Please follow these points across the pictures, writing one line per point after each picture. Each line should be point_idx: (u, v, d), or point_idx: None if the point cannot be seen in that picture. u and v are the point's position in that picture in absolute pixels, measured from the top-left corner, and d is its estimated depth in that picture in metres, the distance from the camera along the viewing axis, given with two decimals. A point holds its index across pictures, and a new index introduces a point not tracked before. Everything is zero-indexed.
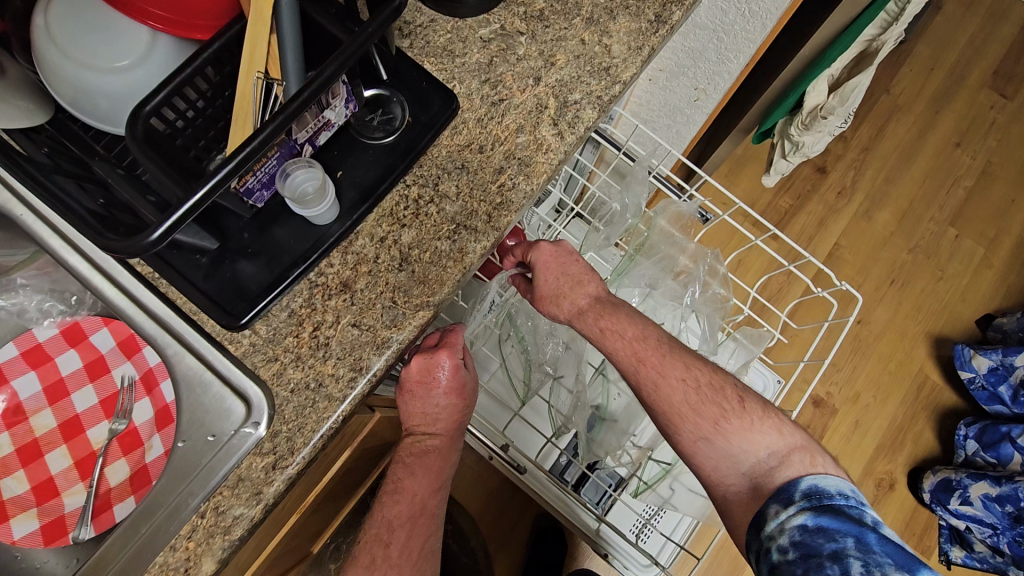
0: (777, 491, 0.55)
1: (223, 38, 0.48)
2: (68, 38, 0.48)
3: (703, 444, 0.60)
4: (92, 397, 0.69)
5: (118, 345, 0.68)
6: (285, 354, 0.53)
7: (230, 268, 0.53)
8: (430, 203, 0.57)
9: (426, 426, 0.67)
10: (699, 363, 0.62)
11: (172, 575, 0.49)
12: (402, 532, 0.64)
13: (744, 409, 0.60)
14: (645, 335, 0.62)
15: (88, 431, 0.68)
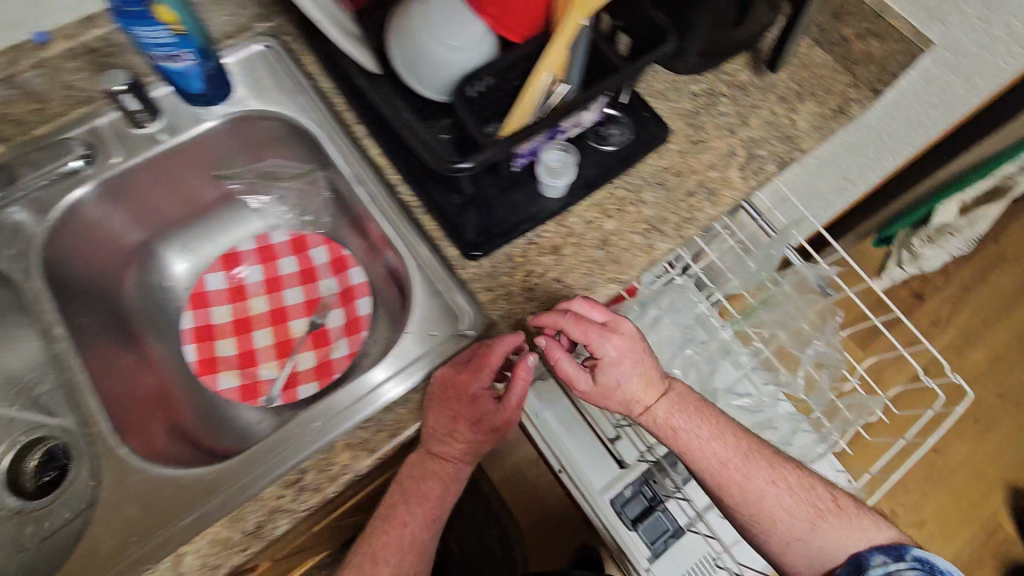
0: (884, 547, 0.63)
1: (531, 44, 0.63)
2: (425, 17, 0.62)
3: (794, 546, 0.66)
4: (300, 296, 0.83)
5: (330, 261, 0.83)
6: (499, 288, 0.65)
7: (478, 212, 0.67)
8: (631, 204, 0.70)
9: (443, 453, 0.60)
10: (790, 471, 0.68)
11: (384, 430, 0.59)
12: (395, 545, 0.60)
13: (839, 508, 0.66)
14: (722, 438, 0.67)
15: (291, 321, 0.82)
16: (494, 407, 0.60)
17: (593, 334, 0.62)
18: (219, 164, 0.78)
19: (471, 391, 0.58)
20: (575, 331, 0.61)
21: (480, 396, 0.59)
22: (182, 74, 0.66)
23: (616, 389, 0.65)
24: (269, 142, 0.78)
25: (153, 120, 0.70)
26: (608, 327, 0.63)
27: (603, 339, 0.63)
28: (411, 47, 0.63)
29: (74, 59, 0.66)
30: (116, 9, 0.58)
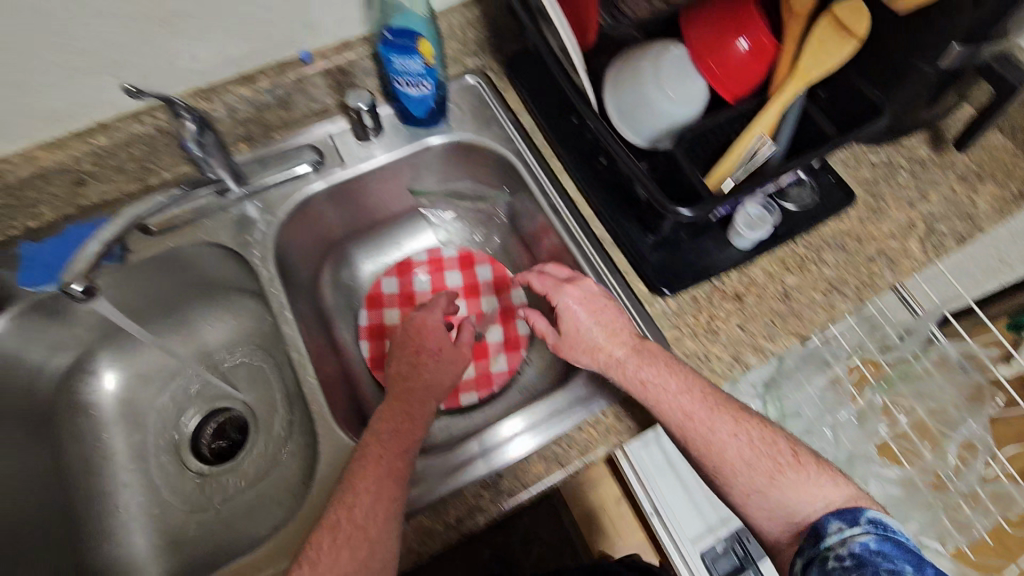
0: (839, 512, 0.54)
1: (745, 106, 0.67)
2: (655, 69, 0.67)
3: (756, 499, 0.59)
4: (463, 308, 0.87)
5: (493, 280, 0.88)
6: (684, 327, 0.68)
7: (669, 254, 0.70)
8: (813, 262, 0.73)
9: (417, 382, 0.65)
10: (752, 421, 0.61)
11: (576, 448, 0.62)
12: (373, 470, 0.57)
13: (799, 462, 0.58)
14: (688, 392, 0.60)
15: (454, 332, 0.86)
16: (422, 338, 0.68)
17: (551, 285, 0.68)
18: (423, 180, 0.85)
19: (429, 325, 0.69)
20: (542, 279, 0.69)
21: (426, 324, 0.69)
22: (410, 99, 0.73)
23: (581, 339, 0.65)
24: (477, 169, 0.84)
25: (375, 136, 0.78)
26: (566, 284, 0.67)
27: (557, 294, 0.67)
28: (635, 96, 0.68)
29: (327, 76, 0.74)
30: (385, 41, 0.67)
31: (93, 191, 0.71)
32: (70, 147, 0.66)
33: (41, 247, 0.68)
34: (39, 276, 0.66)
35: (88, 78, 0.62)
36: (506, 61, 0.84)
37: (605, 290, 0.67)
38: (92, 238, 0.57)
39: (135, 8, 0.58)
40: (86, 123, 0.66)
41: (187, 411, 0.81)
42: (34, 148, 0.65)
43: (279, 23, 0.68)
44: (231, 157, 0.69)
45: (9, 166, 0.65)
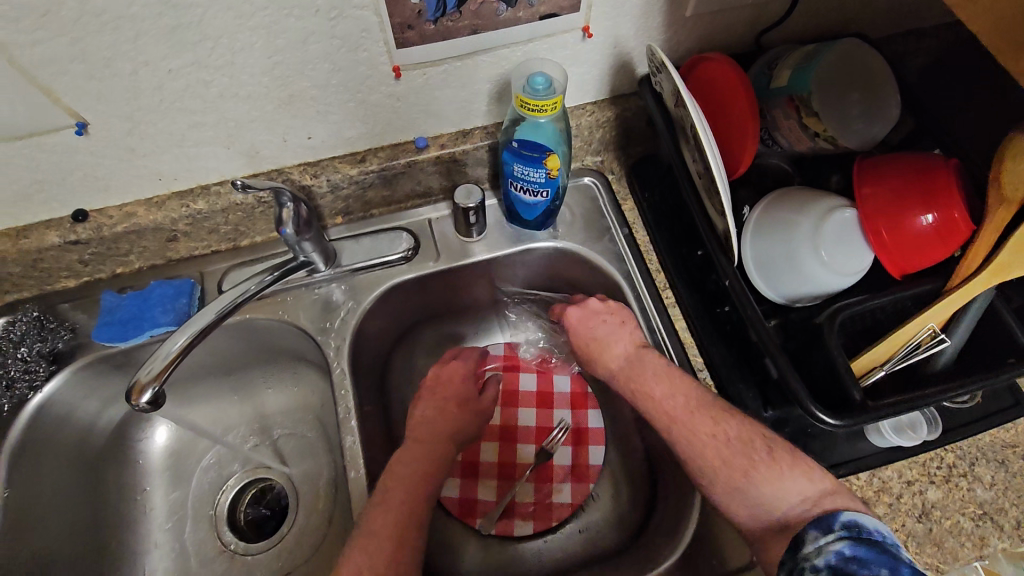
0: (816, 518, 0.48)
1: (917, 290, 0.56)
2: (818, 231, 0.57)
3: (737, 498, 0.53)
4: (533, 419, 0.79)
5: (570, 394, 0.80)
6: None
7: (792, 438, 0.60)
8: (963, 477, 0.60)
9: (436, 430, 0.66)
10: (733, 417, 0.56)
11: None
12: (399, 492, 0.58)
13: (774, 459, 0.52)
14: (671, 391, 0.59)
15: (519, 444, 0.78)
16: (455, 386, 0.71)
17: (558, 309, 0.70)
18: (518, 278, 0.78)
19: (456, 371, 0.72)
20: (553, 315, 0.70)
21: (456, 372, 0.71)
22: (522, 203, 0.67)
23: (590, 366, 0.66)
24: (580, 278, 0.76)
25: (478, 232, 0.72)
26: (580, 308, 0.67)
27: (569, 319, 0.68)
28: (781, 249, 0.59)
29: (438, 163, 0.69)
30: (510, 147, 0.61)
31: (182, 247, 0.68)
32: (168, 207, 0.63)
33: (121, 302, 0.65)
34: (115, 333, 0.63)
35: (200, 147, 0.59)
36: (630, 166, 0.77)
37: (608, 302, 0.67)
38: (182, 331, 0.52)
39: (260, 89, 0.55)
40: (188, 185, 0.63)
41: (229, 478, 0.76)
42: (134, 204, 0.63)
43: (396, 108, 0.63)
44: (325, 239, 0.65)
45: (106, 219, 0.62)
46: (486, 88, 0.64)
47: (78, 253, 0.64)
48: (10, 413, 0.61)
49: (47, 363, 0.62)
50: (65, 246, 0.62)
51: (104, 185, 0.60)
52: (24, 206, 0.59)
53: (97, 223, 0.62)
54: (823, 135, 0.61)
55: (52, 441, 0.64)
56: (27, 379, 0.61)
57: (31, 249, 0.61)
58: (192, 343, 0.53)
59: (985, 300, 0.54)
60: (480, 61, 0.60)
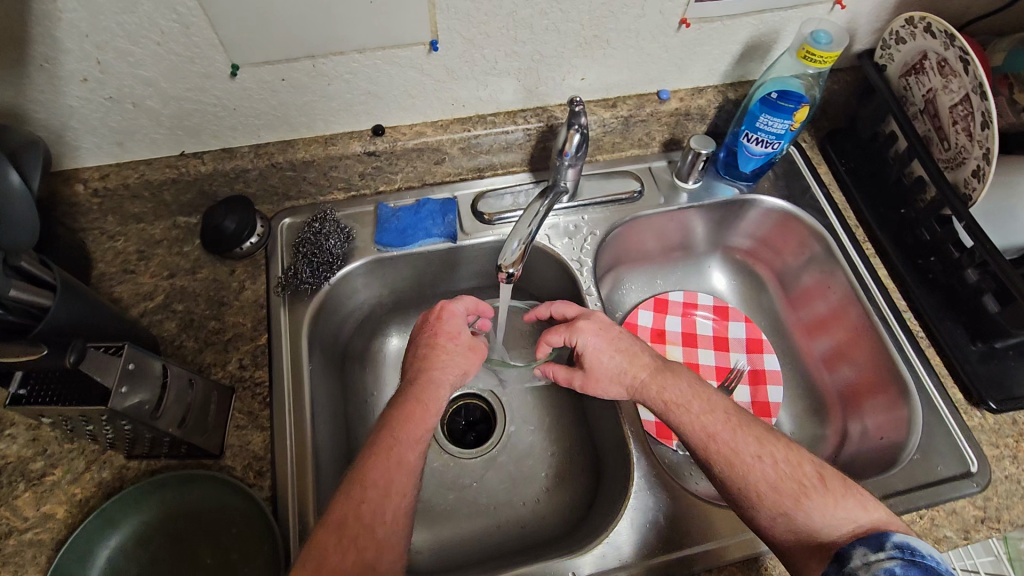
0: (865, 536, 0.52)
1: None
2: None
3: (783, 524, 0.55)
4: (711, 359, 0.86)
5: (746, 340, 0.86)
6: (1005, 447, 0.65)
7: (1000, 370, 0.68)
8: None
9: (433, 380, 0.60)
10: (777, 449, 0.58)
11: None
12: (386, 451, 0.54)
13: (827, 486, 0.55)
14: (712, 412, 0.60)
15: (702, 380, 0.84)
16: (449, 326, 0.64)
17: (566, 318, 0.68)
18: (711, 232, 0.88)
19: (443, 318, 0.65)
20: (557, 329, 0.67)
21: (453, 311, 0.65)
22: (751, 156, 0.76)
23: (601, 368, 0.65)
24: (783, 236, 0.85)
25: (693, 180, 0.81)
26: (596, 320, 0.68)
27: (587, 329, 0.66)
28: (1001, 205, 0.68)
29: (671, 116, 0.78)
30: (761, 99, 0.70)
31: (442, 171, 0.76)
32: (451, 130, 0.72)
33: (395, 214, 0.73)
34: (395, 239, 0.72)
35: (499, 77, 0.68)
36: (821, 136, 0.86)
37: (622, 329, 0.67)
38: (515, 237, 0.59)
39: (574, 27, 0.63)
40: (470, 113, 0.72)
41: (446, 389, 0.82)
42: (422, 125, 0.71)
43: (658, 61, 0.72)
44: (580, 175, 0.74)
45: (400, 135, 0.71)
46: (736, 48, 0.73)
47: (366, 165, 0.72)
48: (309, 296, 0.68)
49: (339, 261, 0.70)
50: (362, 155, 0.70)
51: (411, 103, 0.68)
52: (341, 115, 0.67)
53: (392, 138, 0.70)
54: None
55: (326, 326, 0.71)
56: (326, 270, 0.69)
57: (336, 154, 0.69)
58: (522, 249, 0.60)
59: None
60: (745, 22, 0.69)
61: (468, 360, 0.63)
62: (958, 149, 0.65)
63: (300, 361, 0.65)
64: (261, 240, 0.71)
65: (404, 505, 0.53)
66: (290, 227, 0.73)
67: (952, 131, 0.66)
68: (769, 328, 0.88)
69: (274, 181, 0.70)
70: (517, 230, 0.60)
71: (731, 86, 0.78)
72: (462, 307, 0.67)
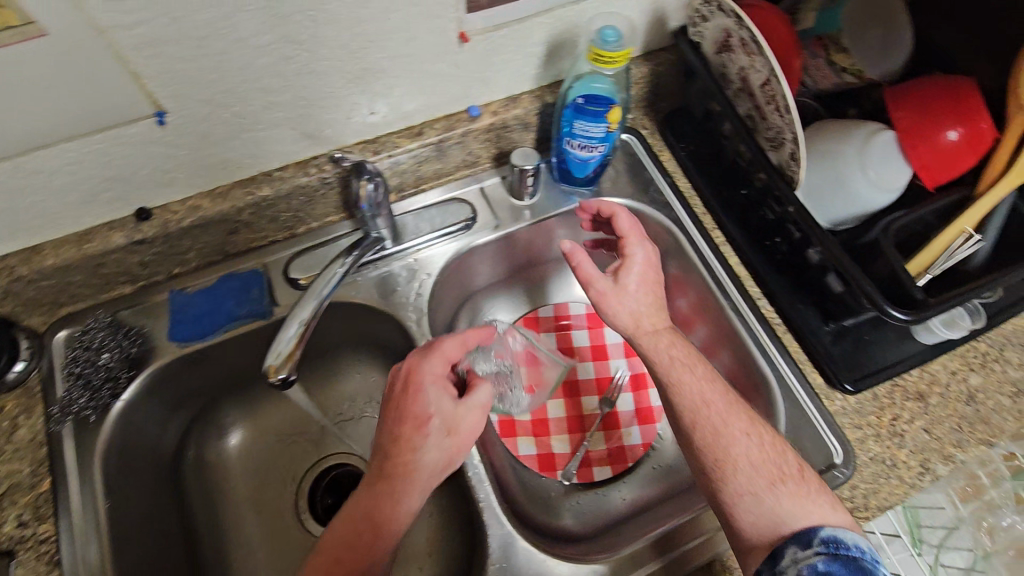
0: (797, 533, 0.52)
1: (944, 204, 0.63)
2: (868, 156, 0.62)
3: (750, 502, 0.55)
4: (591, 372, 0.82)
5: (624, 343, 0.83)
6: (867, 427, 0.64)
7: (853, 347, 0.66)
8: (996, 360, 0.68)
9: (407, 465, 0.54)
10: (761, 432, 0.58)
11: None
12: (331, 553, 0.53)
13: (803, 476, 0.55)
14: (711, 382, 0.60)
15: (583, 397, 0.81)
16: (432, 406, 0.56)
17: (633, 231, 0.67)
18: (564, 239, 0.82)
19: (422, 396, 0.56)
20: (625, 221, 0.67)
21: (427, 388, 0.56)
22: (583, 162, 0.71)
23: (629, 297, 0.65)
24: None
25: (530, 196, 0.75)
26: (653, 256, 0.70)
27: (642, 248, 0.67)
28: (830, 174, 0.65)
29: (489, 131, 0.71)
30: (574, 103, 0.64)
31: (242, 238, 0.67)
32: (233, 197, 0.62)
33: (191, 300, 0.65)
34: (191, 330, 0.63)
35: (268, 131, 0.58)
36: (661, 119, 0.81)
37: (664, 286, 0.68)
38: (292, 318, 0.52)
39: (335, 64, 0.55)
40: (250, 172, 0.63)
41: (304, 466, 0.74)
42: (198, 197, 0.62)
43: (455, 79, 0.64)
44: (393, 216, 0.67)
45: (171, 215, 0.61)
46: (539, 50, 0.65)
47: (142, 254, 0.62)
48: (96, 423, 0.59)
49: (127, 370, 0.61)
50: (131, 247, 0.60)
51: (171, 179, 0.58)
52: (87, 207, 0.57)
53: (163, 219, 0.61)
54: (850, 69, 0.67)
55: (130, 445, 0.62)
56: (109, 387, 0.59)
57: (96, 252, 0.59)
58: (305, 330, 0.52)
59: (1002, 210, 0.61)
60: (539, 23, 0.61)
61: (450, 446, 0.56)
62: (776, 131, 0.61)
63: (95, 503, 0.57)
64: (32, 361, 0.60)
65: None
66: (61, 339, 0.62)
67: (769, 112, 0.61)
68: None
69: (32, 293, 0.60)
70: (296, 312, 0.52)
71: (548, 87, 0.71)
72: (440, 363, 0.58)
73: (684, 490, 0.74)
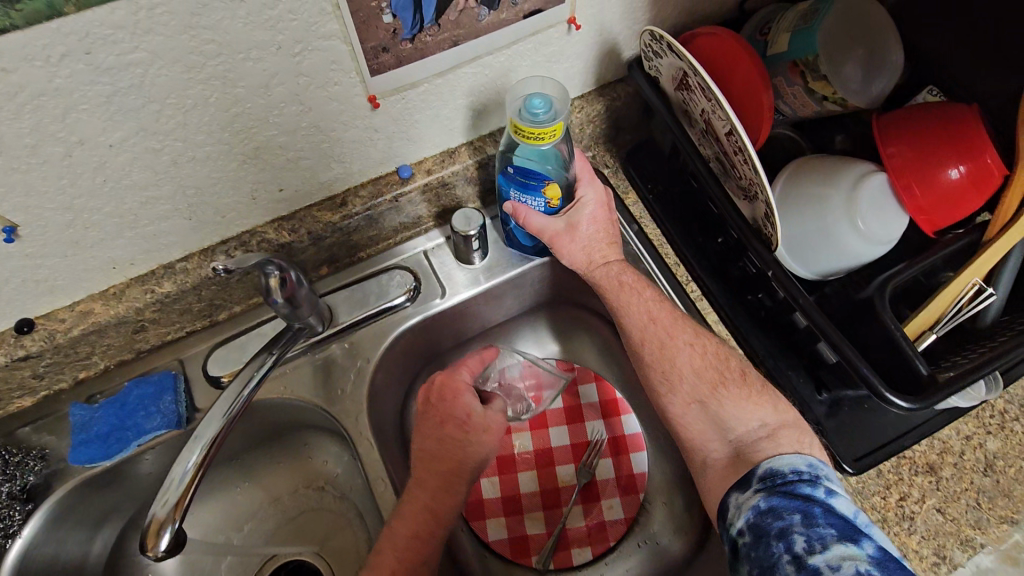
0: (743, 476, 0.51)
1: (951, 249, 0.54)
2: (859, 203, 0.54)
3: (695, 409, 0.57)
4: (566, 438, 0.74)
5: (601, 403, 0.75)
6: (873, 511, 0.56)
7: (850, 416, 0.58)
8: (1016, 420, 0.59)
9: (451, 466, 0.57)
10: (713, 339, 0.58)
11: None
12: (389, 558, 0.53)
13: (744, 379, 0.56)
14: (661, 301, 0.60)
15: (558, 467, 0.73)
16: (468, 405, 0.59)
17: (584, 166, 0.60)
18: (525, 295, 0.74)
19: (456, 400, 0.59)
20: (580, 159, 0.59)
21: (463, 392, 0.59)
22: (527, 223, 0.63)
23: (582, 235, 0.60)
24: None
25: (479, 257, 0.66)
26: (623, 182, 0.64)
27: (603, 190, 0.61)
28: (814, 223, 0.56)
29: (426, 191, 0.62)
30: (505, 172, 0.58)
31: (153, 334, 0.59)
32: (130, 296, 0.54)
33: (95, 415, 0.56)
34: (96, 452, 0.55)
35: (155, 224, 0.50)
36: (624, 155, 0.72)
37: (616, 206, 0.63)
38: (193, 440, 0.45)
39: (218, 147, 0.46)
40: (148, 266, 0.55)
41: (252, 572, 0.67)
42: (89, 299, 0.54)
43: (374, 141, 0.55)
44: (320, 297, 0.59)
45: (59, 324, 0.53)
46: (470, 100, 0.57)
47: (32, 367, 0.54)
48: None
49: (22, 505, 0.53)
50: (15, 364, 0.53)
51: (48, 287, 0.50)
52: None
53: (49, 329, 0.53)
54: (832, 97, 0.58)
55: None
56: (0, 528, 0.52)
57: None
58: (207, 457, 0.45)
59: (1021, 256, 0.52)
60: (464, 73, 0.53)
61: (486, 441, 0.59)
62: (747, 181, 0.53)
63: None
64: None
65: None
66: None
67: (737, 161, 0.53)
68: (625, 383, 0.77)
69: None
70: (199, 434, 0.45)
71: (490, 136, 0.63)
72: (468, 373, 0.62)
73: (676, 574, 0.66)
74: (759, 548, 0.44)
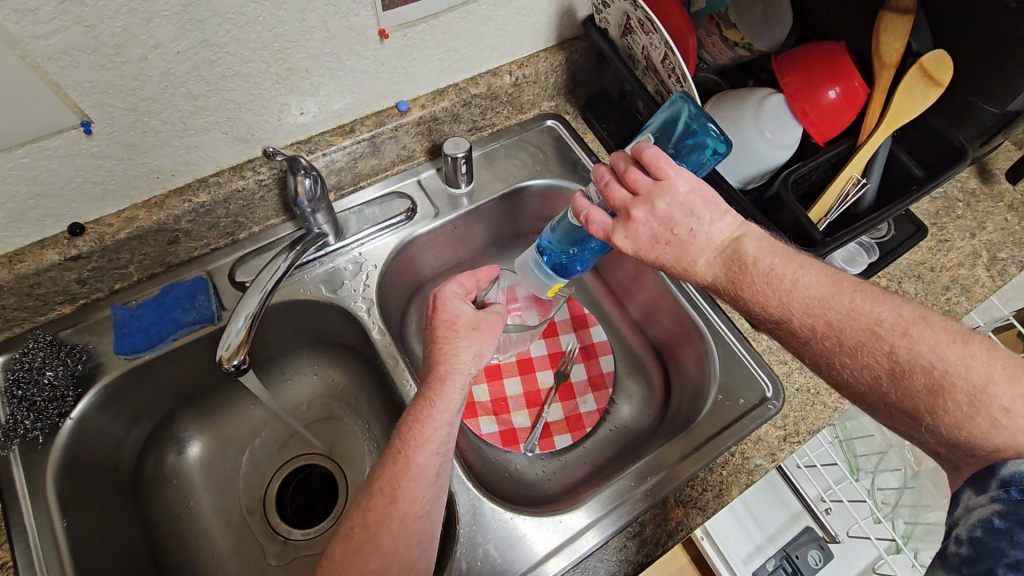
0: (978, 478, 0.45)
1: (835, 153, 0.70)
2: (764, 118, 0.69)
3: (893, 416, 0.52)
4: (543, 348, 0.86)
5: (572, 318, 0.88)
6: (792, 361, 0.71)
7: None
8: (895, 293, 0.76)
9: (441, 359, 0.57)
10: (880, 344, 0.51)
11: (711, 489, 0.64)
12: (391, 448, 0.56)
13: (952, 399, 0.48)
14: (805, 314, 0.54)
15: (538, 373, 0.84)
16: (456, 310, 0.60)
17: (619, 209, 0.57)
18: (504, 225, 0.86)
19: (444, 304, 0.60)
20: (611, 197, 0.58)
21: (448, 299, 0.60)
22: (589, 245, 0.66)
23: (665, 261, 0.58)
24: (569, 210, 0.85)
25: (466, 183, 0.78)
26: (661, 185, 0.55)
27: (627, 230, 0.57)
28: (733, 137, 0.71)
29: (420, 125, 0.74)
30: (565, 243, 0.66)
31: (182, 248, 0.67)
32: (169, 205, 0.63)
33: (135, 313, 0.64)
34: (139, 341, 0.63)
35: (199, 136, 0.59)
36: (582, 104, 0.86)
37: (688, 209, 0.56)
38: (239, 308, 0.56)
39: (259, 66, 0.57)
40: (186, 179, 0.63)
41: (271, 470, 0.76)
42: (132, 208, 0.62)
43: (381, 75, 0.67)
44: (335, 212, 0.69)
45: (107, 229, 0.61)
46: (457, 45, 0.69)
47: (78, 271, 0.62)
48: (45, 444, 0.58)
49: (73, 389, 0.60)
50: (66, 263, 0.60)
51: (101, 191, 0.58)
52: (17, 226, 0.57)
53: (97, 233, 0.61)
54: (742, 43, 0.75)
55: (85, 461, 0.61)
56: (56, 407, 0.58)
57: (30, 272, 0.58)
58: (252, 323, 0.56)
59: (882, 152, 0.69)
60: (452, 18, 0.65)
61: (478, 339, 0.59)
62: None
63: (52, 522, 0.56)
64: None
65: (417, 533, 0.53)
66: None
67: (671, 84, 0.67)
68: (592, 303, 0.91)
69: None
70: (244, 306, 0.56)
71: (471, 80, 0.75)
72: (457, 285, 0.62)
73: (642, 442, 0.78)
74: (978, 562, 0.41)
